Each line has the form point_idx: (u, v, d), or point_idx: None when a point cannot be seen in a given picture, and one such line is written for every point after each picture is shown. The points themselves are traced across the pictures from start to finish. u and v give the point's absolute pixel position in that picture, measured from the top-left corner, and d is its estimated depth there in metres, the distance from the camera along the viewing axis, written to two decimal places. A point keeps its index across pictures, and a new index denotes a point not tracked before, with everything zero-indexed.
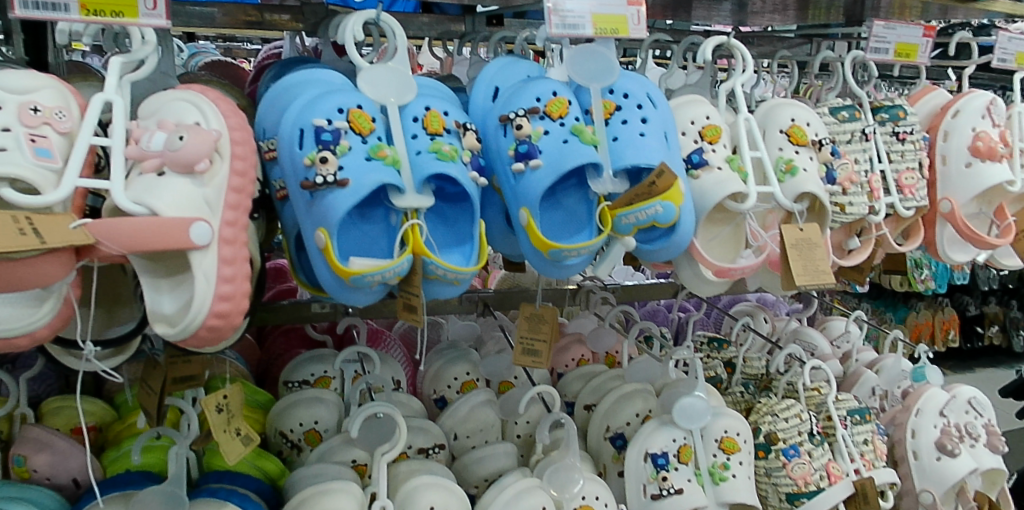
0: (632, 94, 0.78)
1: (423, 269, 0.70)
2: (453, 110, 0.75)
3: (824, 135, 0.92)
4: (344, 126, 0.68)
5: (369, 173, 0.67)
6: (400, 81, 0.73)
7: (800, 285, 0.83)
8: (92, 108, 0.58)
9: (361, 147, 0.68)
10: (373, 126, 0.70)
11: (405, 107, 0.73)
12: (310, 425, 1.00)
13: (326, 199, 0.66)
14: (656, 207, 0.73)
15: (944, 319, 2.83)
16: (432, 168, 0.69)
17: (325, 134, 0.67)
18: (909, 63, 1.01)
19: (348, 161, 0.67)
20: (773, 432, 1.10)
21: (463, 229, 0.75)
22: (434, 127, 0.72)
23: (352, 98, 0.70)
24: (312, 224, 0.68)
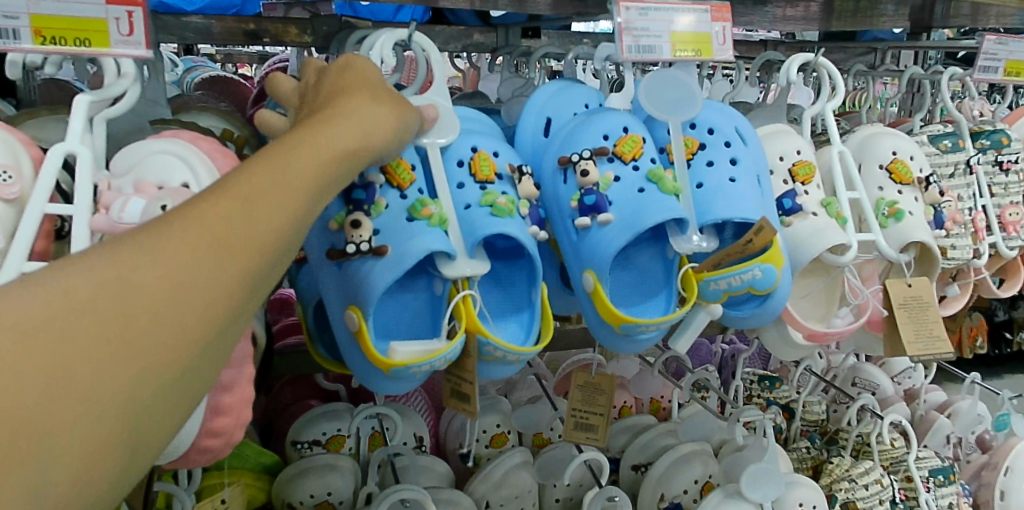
0: (718, 129, 0.65)
1: (478, 350, 0.56)
2: (503, 150, 0.62)
3: (929, 172, 0.79)
4: (375, 178, 0.55)
5: (412, 239, 0.53)
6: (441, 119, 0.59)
7: (912, 355, 0.70)
8: (47, 166, 0.46)
9: (401, 204, 0.55)
10: (413, 176, 0.57)
11: (448, 150, 0.60)
12: (322, 496, 0.87)
13: (358, 273, 0.54)
14: (754, 271, 0.60)
15: (972, 325, 2.45)
16: (486, 225, 0.55)
17: (356, 192, 0.55)
18: (1019, 82, 0.87)
19: (383, 224, 0.54)
20: (850, 501, 0.96)
21: (522, 293, 0.61)
22: (484, 174, 0.59)
23: None
24: (343, 302, 0.55)
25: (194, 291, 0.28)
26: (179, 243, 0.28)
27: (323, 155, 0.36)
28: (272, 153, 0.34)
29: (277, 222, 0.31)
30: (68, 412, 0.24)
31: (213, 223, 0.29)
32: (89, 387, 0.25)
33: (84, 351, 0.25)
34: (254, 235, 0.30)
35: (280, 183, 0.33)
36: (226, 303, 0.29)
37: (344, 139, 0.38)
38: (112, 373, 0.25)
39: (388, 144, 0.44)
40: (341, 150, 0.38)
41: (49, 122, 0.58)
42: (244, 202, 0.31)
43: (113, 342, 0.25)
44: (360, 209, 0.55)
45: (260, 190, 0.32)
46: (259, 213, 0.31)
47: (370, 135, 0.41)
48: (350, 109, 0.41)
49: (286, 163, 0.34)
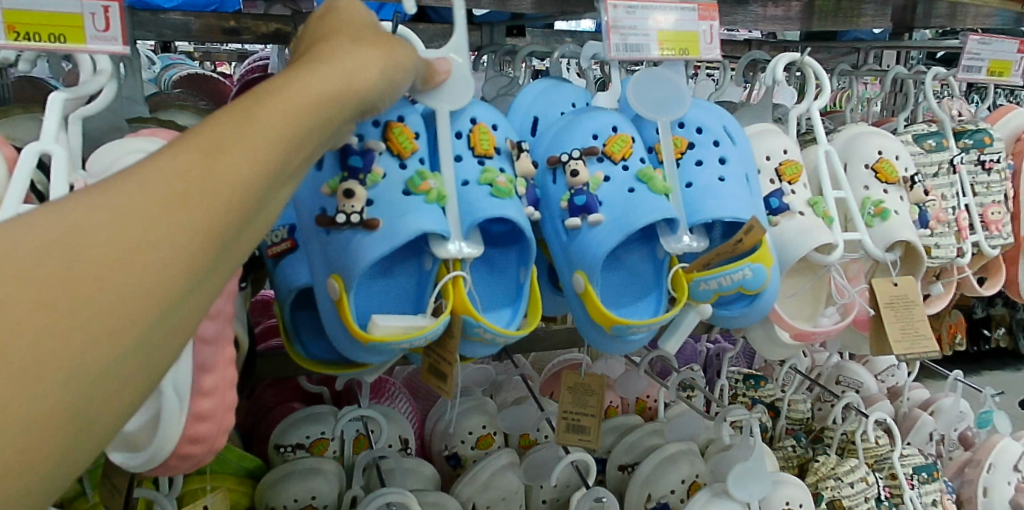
0: (707, 129, 0.65)
1: (464, 330, 0.55)
2: (503, 124, 0.61)
3: (914, 171, 0.79)
4: (378, 146, 0.54)
5: (407, 216, 0.53)
6: (456, 85, 0.57)
7: (898, 354, 0.70)
8: (19, 165, 0.44)
9: (399, 174, 0.55)
10: (416, 145, 0.56)
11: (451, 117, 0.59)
12: (306, 500, 0.85)
13: (348, 240, 0.53)
14: (744, 271, 0.60)
15: (951, 323, 2.49)
16: (487, 206, 0.55)
17: (355, 157, 0.54)
18: (1002, 81, 0.88)
19: (379, 194, 0.54)
20: (836, 500, 0.96)
21: (511, 278, 0.61)
22: (483, 148, 0.58)
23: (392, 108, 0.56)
24: (331, 269, 0.54)
25: (160, 244, 0.25)
26: (137, 191, 0.25)
27: (311, 102, 0.33)
28: (251, 99, 0.31)
29: (247, 176, 0.28)
30: (37, 373, 0.22)
31: (175, 170, 0.27)
32: (53, 346, 0.22)
33: (58, 310, 0.22)
34: (220, 190, 0.27)
35: (257, 132, 0.29)
36: (201, 256, 0.26)
37: (342, 88, 0.35)
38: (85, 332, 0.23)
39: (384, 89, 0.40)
40: (333, 96, 0.34)
41: (24, 120, 0.56)
42: (211, 152, 0.28)
43: (87, 297, 0.23)
44: (356, 177, 0.54)
45: (231, 140, 0.28)
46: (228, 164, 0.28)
47: (362, 78, 0.37)
48: (344, 56, 0.37)
49: (267, 105, 0.31)
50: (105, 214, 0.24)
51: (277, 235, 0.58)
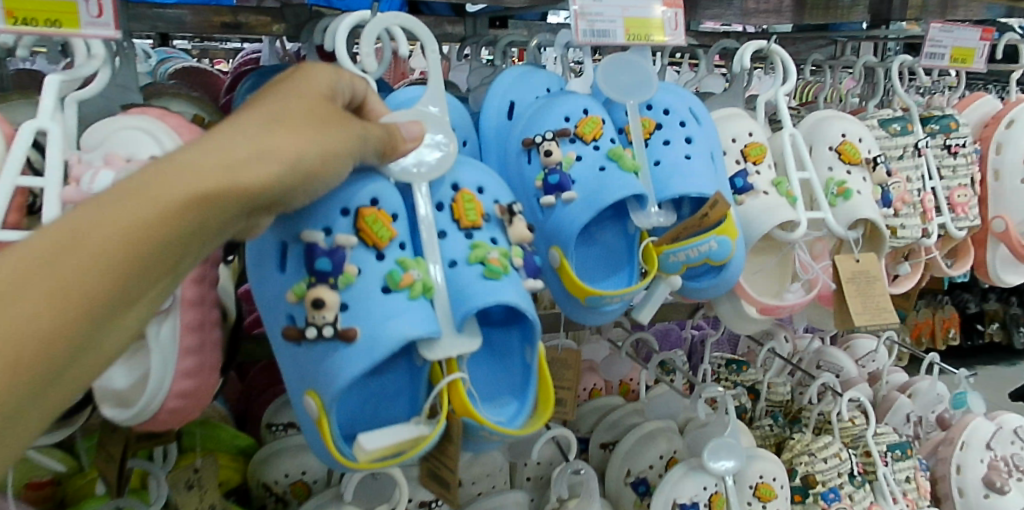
0: (673, 110, 0.68)
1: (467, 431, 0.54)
2: (488, 187, 0.60)
3: (877, 153, 0.82)
4: (352, 245, 0.52)
5: (386, 318, 0.50)
6: (429, 142, 0.56)
7: (858, 326, 0.73)
8: (19, 140, 0.47)
9: (374, 268, 0.52)
10: (392, 231, 0.53)
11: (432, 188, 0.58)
12: (297, 475, 0.87)
13: (324, 351, 0.50)
14: (710, 242, 0.63)
15: (945, 317, 2.52)
16: (479, 291, 0.53)
17: (322, 260, 0.51)
18: (964, 68, 0.91)
19: (356, 293, 0.51)
20: (810, 475, 0.99)
21: (516, 364, 0.61)
22: (470, 219, 0.57)
23: (363, 191, 0.53)
24: (308, 382, 0.51)
25: (86, 255, 0.26)
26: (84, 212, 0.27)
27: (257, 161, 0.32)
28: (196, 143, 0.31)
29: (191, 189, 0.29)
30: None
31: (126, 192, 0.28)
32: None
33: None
34: (156, 209, 0.28)
35: (222, 171, 0.31)
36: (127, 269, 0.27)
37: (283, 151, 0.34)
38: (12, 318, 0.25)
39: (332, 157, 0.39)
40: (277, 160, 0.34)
41: (23, 105, 0.59)
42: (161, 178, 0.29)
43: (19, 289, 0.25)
44: (327, 282, 0.51)
45: (174, 162, 0.30)
46: (175, 184, 0.29)
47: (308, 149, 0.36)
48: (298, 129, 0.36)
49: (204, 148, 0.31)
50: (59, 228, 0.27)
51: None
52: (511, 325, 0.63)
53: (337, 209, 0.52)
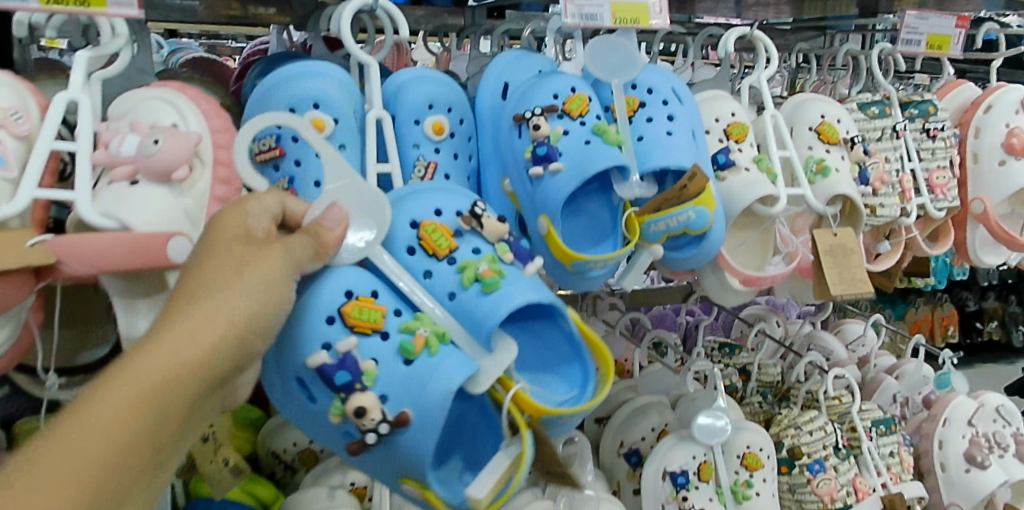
0: (656, 90, 0.72)
1: (550, 421, 0.58)
2: (445, 205, 0.61)
3: (855, 133, 0.87)
4: (352, 344, 0.53)
5: (426, 384, 0.53)
6: (370, 205, 0.55)
7: (835, 296, 0.77)
8: (52, 109, 0.52)
9: (386, 348, 0.55)
10: (380, 308, 0.55)
11: (389, 242, 0.59)
12: (304, 443, 0.91)
13: (391, 442, 0.54)
14: (688, 213, 0.67)
15: (944, 315, 2.56)
16: (490, 308, 0.56)
17: (338, 373, 0.53)
18: (941, 54, 0.96)
19: (385, 381, 0.54)
20: (796, 447, 1.03)
21: (558, 343, 0.65)
22: (443, 247, 0.59)
23: (336, 289, 0.54)
24: (396, 471, 0.56)
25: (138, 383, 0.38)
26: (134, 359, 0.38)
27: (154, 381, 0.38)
28: (154, 334, 0.40)
29: (125, 408, 0.37)
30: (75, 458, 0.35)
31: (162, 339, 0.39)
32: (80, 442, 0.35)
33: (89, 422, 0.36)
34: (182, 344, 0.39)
35: (191, 332, 0.40)
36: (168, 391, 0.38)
37: (172, 354, 0.39)
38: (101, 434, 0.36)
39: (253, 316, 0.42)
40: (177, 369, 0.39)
41: (51, 84, 0.64)
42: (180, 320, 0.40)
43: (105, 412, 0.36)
44: (355, 390, 0.53)
45: (107, 385, 0.37)
46: (107, 408, 0.36)
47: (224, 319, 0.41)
48: (196, 313, 0.41)
49: (136, 361, 0.38)
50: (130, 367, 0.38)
51: (264, 144, 0.64)
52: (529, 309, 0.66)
53: (320, 320, 0.54)
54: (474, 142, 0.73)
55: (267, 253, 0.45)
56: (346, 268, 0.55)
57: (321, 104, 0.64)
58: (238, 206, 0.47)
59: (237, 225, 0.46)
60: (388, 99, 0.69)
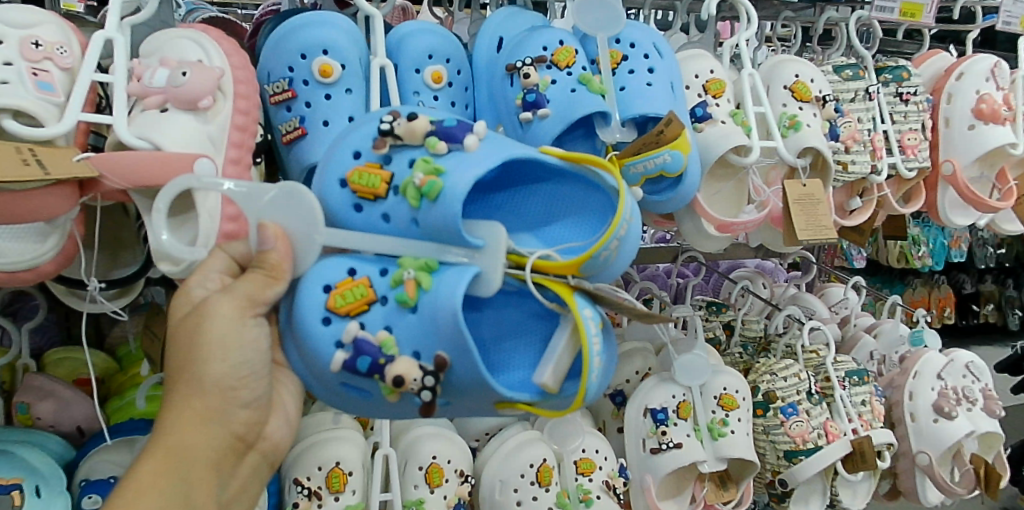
0: (639, 44, 0.79)
1: (587, 269, 0.58)
2: (362, 147, 0.62)
3: (828, 92, 0.93)
4: (355, 329, 0.57)
5: (439, 320, 0.55)
6: (294, 205, 0.56)
7: (802, 240, 0.84)
8: (92, 45, 0.59)
9: (387, 309, 0.58)
10: (362, 281, 0.58)
11: (334, 207, 0.61)
12: None
13: (450, 391, 0.57)
14: (664, 156, 0.73)
15: (941, 296, 2.59)
16: (450, 206, 0.57)
17: (360, 361, 0.56)
18: (914, 22, 1.05)
19: (406, 340, 0.56)
20: (771, 391, 1.10)
21: (548, 191, 0.66)
22: (376, 188, 0.60)
23: (313, 286, 0.58)
24: (488, 405, 0.58)
25: (176, 432, 0.48)
26: (165, 419, 0.49)
27: (165, 460, 0.47)
28: (173, 397, 0.50)
29: (169, 455, 0.47)
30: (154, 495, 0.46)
31: (176, 398, 0.50)
32: (153, 483, 0.46)
33: (151, 471, 0.46)
34: (194, 391, 0.50)
35: (194, 381, 0.50)
36: (200, 427, 0.49)
37: (182, 422, 0.49)
38: (163, 476, 0.47)
39: (227, 375, 0.51)
40: (182, 446, 0.48)
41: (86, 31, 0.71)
42: (181, 378, 0.50)
43: (160, 459, 0.47)
44: (383, 365, 0.56)
45: (150, 446, 0.48)
46: (154, 459, 0.47)
47: (207, 377, 0.51)
48: (180, 392, 0.50)
49: (167, 421, 0.49)
50: (167, 424, 0.49)
51: (278, 87, 0.71)
52: (505, 185, 0.67)
53: (316, 323, 0.57)
54: (470, 92, 0.79)
55: (207, 302, 0.52)
56: (315, 268, 0.58)
57: (330, 50, 0.71)
58: (194, 273, 0.55)
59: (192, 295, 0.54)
60: (391, 49, 0.76)
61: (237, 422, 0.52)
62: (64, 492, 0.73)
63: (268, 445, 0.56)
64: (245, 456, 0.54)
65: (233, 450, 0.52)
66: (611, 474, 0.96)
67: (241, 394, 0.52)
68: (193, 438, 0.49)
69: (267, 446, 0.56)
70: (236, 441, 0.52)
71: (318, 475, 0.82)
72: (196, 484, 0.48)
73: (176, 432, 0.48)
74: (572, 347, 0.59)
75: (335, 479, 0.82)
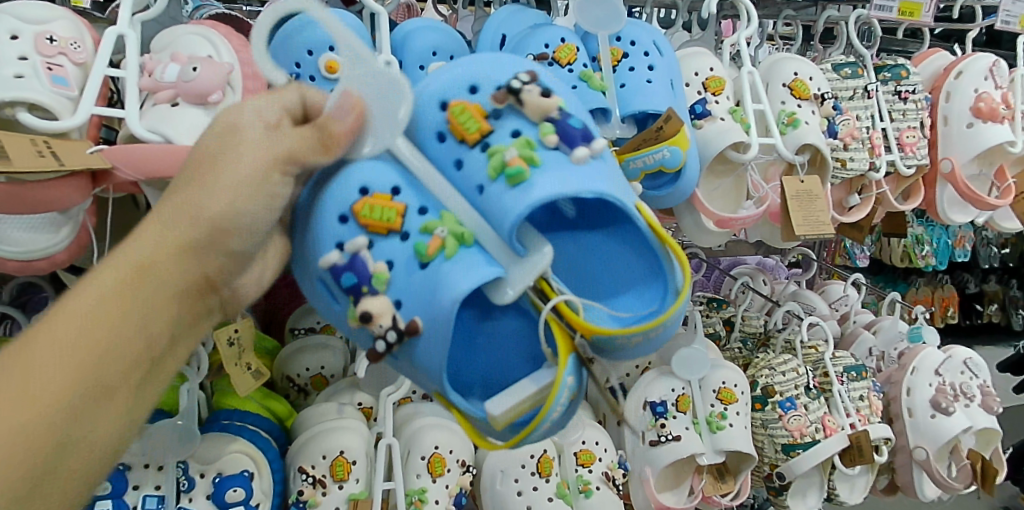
0: (639, 42, 0.80)
1: (607, 338, 0.58)
2: (483, 85, 0.65)
3: (826, 90, 0.94)
4: (361, 245, 0.61)
5: (442, 285, 0.58)
6: (382, 86, 0.58)
7: (800, 235, 0.85)
8: (104, 41, 0.61)
9: (402, 248, 0.61)
10: (392, 210, 0.62)
11: (421, 125, 0.65)
12: (316, 370, 0.98)
13: (405, 350, 0.60)
14: (663, 152, 0.75)
15: (944, 296, 2.60)
16: (514, 199, 0.59)
17: (346, 275, 0.61)
18: (913, 21, 1.06)
19: (396, 287, 0.60)
20: (770, 385, 1.11)
21: (627, 255, 0.67)
22: (467, 134, 0.63)
23: (352, 188, 0.62)
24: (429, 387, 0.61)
25: (144, 252, 0.45)
26: (145, 233, 0.46)
27: (129, 276, 0.44)
28: (161, 211, 0.47)
29: (130, 273, 0.44)
30: (92, 316, 0.42)
31: (164, 216, 0.47)
32: (94, 302, 0.43)
33: (102, 285, 0.43)
34: (182, 217, 0.46)
35: (186, 207, 0.47)
36: (173, 259, 0.46)
37: (157, 244, 0.45)
38: (113, 296, 0.43)
39: (225, 215, 0.48)
40: (149, 269, 0.45)
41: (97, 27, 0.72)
42: (176, 200, 0.47)
43: (113, 274, 0.44)
44: (363, 292, 0.60)
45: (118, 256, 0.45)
46: (114, 273, 0.44)
47: (199, 211, 0.47)
48: (172, 210, 0.47)
49: (143, 239, 0.45)
50: (144, 241, 0.45)
51: None
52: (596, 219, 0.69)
53: (333, 219, 0.62)
54: None
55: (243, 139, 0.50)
56: (369, 167, 0.63)
57: (334, 47, 0.72)
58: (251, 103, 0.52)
59: (235, 118, 0.51)
60: (395, 46, 0.77)
61: (213, 266, 0.48)
62: None
63: (230, 296, 0.51)
64: (213, 301, 0.50)
65: (199, 291, 0.48)
66: (610, 466, 0.97)
67: (230, 241, 0.48)
68: (162, 266, 0.45)
69: (233, 297, 0.52)
70: (206, 282, 0.48)
71: (322, 463, 0.84)
72: (150, 322, 0.44)
73: (145, 253, 0.45)
74: (538, 395, 0.59)
75: (339, 467, 0.84)
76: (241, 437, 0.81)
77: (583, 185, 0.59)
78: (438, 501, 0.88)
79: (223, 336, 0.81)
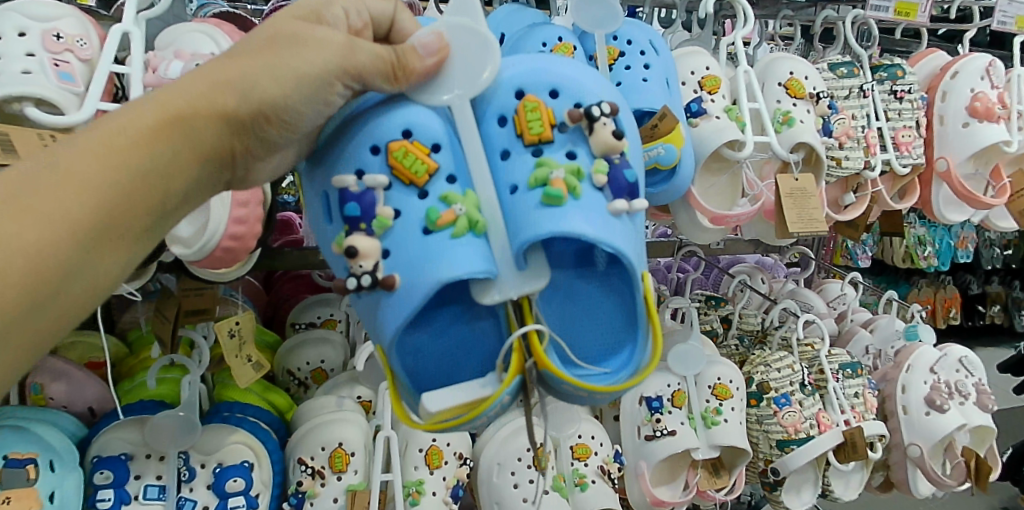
0: (635, 41, 0.82)
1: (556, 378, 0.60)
2: (564, 94, 0.65)
3: (822, 89, 0.95)
4: (384, 186, 0.59)
5: (438, 261, 0.57)
6: (474, 43, 0.59)
7: (793, 232, 0.86)
8: (109, 38, 0.62)
9: (418, 210, 0.59)
10: (425, 166, 0.60)
11: (490, 101, 0.64)
12: (316, 364, 1.00)
13: (374, 296, 0.59)
14: (658, 149, 0.76)
15: (946, 297, 2.59)
16: (539, 217, 0.59)
17: (351, 206, 0.59)
18: (908, 21, 1.07)
19: (394, 240, 0.59)
20: (765, 382, 1.13)
21: (609, 314, 0.68)
22: (526, 131, 0.62)
23: (398, 126, 0.60)
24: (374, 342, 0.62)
25: (183, 99, 0.49)
26: (188, 86, 0.50)
27: (164, 115, 0.48)
28: (208, 69, 0.50)
29: (166, 112, 0.48)
30: (124, 148, 0.46)
31: (210, 75, 0.50)
32: (125, 136, 0.46)
33: (133, 120, 0.47)
34: (226, 85, 0.50)
35: (240, 78, 0.51)
36: (210, 117, 0.50)
37: (198, 98, 0.49)
38: (146, 135, 0.47)
39: (275, 98, 0.52)
40: (183, 117, 0.48)
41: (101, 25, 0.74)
42: (224, 68, 0.51)
43: (147, 111, 0.47)
44: (359, 229, 0.59)
45: (157, 98, 0.48)
46: (149, 110, 0.48)
47: (253, 90, 0.51)
48: (222, 74, 0.50)
49: (181, 88, 0.49)
50: (186, 94, 0.49)
51: None
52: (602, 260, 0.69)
53: (367, 147, 0.60)
54: None
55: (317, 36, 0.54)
56: (421, 111, 0.61)
57: None
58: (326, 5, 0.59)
59: (316, 10, 0.58)
60: None
61: (240, 141, 0.52)
62: (77, 468, 0.76)
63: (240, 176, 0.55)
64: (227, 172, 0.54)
65: (221, 157, 0.52)
66: (606, 459, 0.99)
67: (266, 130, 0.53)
68: (197, 121, 0.49)
69: (242, 177, 0.56)
70: (228, 153, 0.52)
71: (321, 455, 0.85)
72: (172, 169, 0.48)
73: (183, 104, 0.49)
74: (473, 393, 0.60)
75: (338, 459, 0.85)
76: (241, 428, 0.82)
77: (608, 235, 0.60)
78: (436, 493, 0.89)
79: (224, 328, 0.83)
